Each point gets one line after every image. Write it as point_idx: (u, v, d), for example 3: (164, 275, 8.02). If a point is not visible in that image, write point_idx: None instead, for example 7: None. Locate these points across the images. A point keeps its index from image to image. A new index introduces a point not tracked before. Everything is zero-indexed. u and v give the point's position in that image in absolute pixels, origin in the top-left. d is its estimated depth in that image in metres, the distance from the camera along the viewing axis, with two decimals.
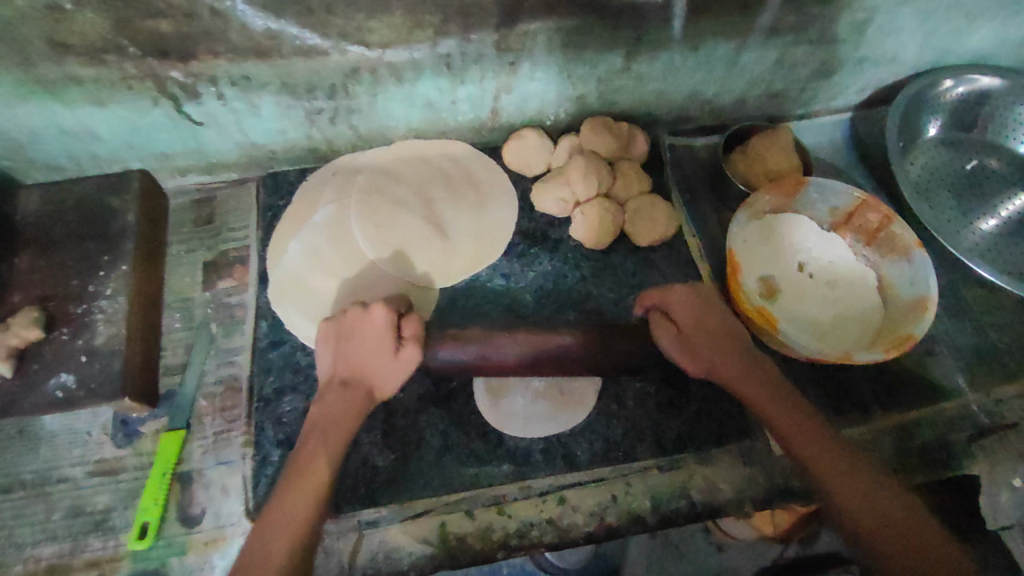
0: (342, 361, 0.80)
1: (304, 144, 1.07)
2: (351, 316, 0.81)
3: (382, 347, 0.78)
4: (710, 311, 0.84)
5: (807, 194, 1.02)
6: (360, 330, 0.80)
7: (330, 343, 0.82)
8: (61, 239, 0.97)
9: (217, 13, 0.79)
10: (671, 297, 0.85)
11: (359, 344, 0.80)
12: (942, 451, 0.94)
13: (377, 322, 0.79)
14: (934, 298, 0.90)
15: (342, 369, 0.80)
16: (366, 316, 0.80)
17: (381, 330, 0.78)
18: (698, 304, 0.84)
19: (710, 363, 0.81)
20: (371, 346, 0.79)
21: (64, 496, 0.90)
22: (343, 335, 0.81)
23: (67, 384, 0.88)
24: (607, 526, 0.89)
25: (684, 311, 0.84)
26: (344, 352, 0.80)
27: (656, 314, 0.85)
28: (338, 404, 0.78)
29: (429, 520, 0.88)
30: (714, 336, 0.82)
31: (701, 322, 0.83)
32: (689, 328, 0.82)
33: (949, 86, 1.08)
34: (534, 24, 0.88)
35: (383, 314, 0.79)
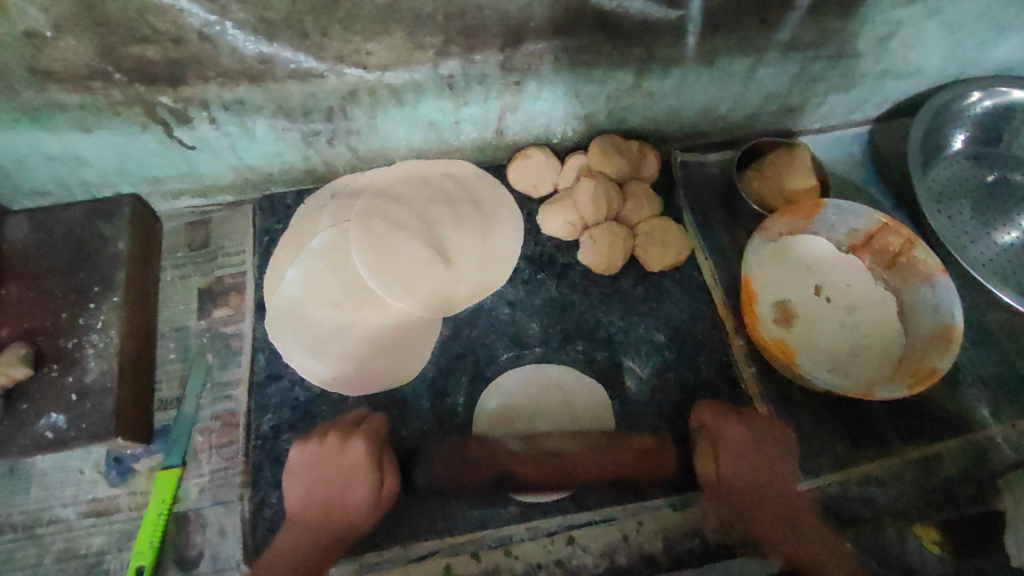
0: (314, 494, 0.81)
1: (300, 167, 1.03)
2: (327, 447, 0.83)
3: (360, 483, 0.81)
4: (757, 446, 0.83)
5: (824, 217, 0.96)
6: (335, 466, 0.82)
7: (302, 477, 0.82)
8: (48, 270, 0.93)
9: (206, 38, 0.75)
10: (725, 430, 0.83)
11: (339, 484, 0.81)
12: (964, 484, 0.90)
13: (355, 456, 0.82)
14: (960, 330, 0.86)
15: (316, 502, 0.81)
16: (343, 448, 0.82)
17: (361, 462, 0.82)
18: (748, 438, 0.83)
19: (741, 493, 0.81)
20: (343, 484, 0.81)
21: (56, 538, 0.88)
22: (318, 469, 0.82)
23: (57, 423, 0.85)
24: (616, 568, 0.86)
25: (735, 439, 0.83)
26: (319, 488, 0.81)
27: (704, 442, 0.84)
28: (318, 540, 0.78)
29: (434, 562, 0.85)
30: (756, 470, 0.82)
31: (743, 461, 0.82)
32: (729, 463, 0.82)
33: (976, 98, 1.03)
34: (540, 43, 0.84)
35: (362, 449, 0.82)
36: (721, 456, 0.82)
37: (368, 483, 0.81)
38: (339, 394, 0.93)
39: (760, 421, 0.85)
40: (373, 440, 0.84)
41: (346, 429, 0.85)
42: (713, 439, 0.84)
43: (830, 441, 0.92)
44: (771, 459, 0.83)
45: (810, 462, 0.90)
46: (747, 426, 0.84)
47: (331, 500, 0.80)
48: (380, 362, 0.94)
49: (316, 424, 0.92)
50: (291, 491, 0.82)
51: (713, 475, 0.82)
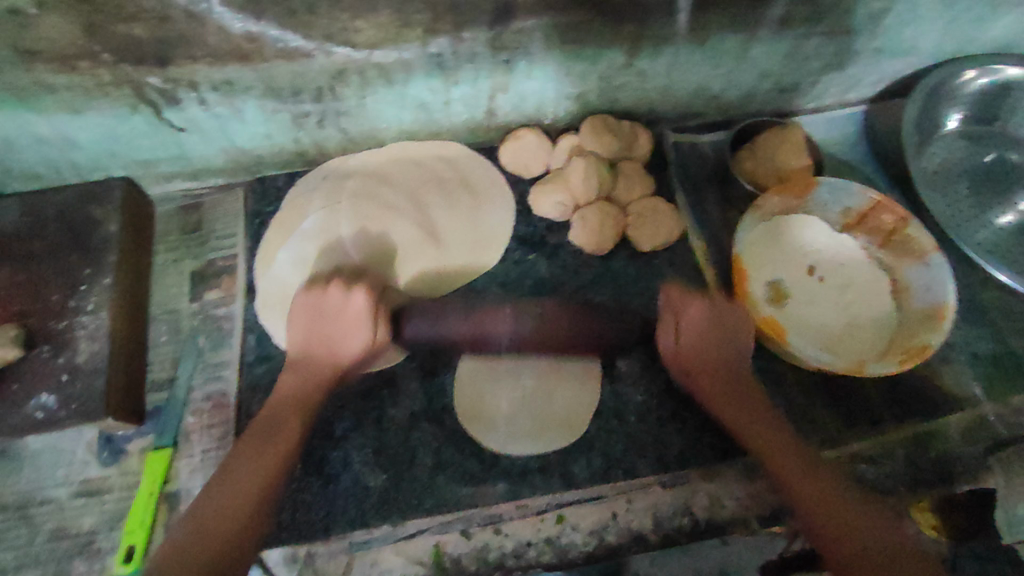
0: (313, 342, 0.79)
1: (291, 148, 1.02)
2: (330, 297, 0.79)
3: (357, 332, 0.78)
4: (717, 320, 0.84)
5: (818, 196, 0.96)
6: (336, 312, 0.79)
7: (304, 315, 0.80)
8: (39, 252, 0.93)
9: (192, 16, 0.74)
10: (688, 306, 0.84)
11: (333, 332, 0.78)
12: (956, 464, 0.90)
13: (356, 310, 0.78)
14: (954, 306, 0.85)
15: (316, 348, 0.80)
16: (344, 300, 0.78)
17: (360, 319, 0.78)
18: (710, 316, 0.83)
19: (700, 361, 0.83)
20: (343, 325, 0.78)
21: (48, 518, 0.88)
22: (319, 312, 0.79)
23: (47, 404, 0.85)
24: (606, 546, 0.86)
25: (695, 317, 0.84)
26: (318, 334, 0.79)
27: (667, 316, 0.84)
28: (312, 383, 0.80)
29: (425, 540, 0.86)
30: (711, 345, 0.83)
31: (704, 330, 0.83)
32: (692, 339, 0.83)
33: (972, 76, 1.01)
34: (530, 21, 0.83)
35: (365, 303, 0.78)
36: (682, 327, 0.84)
37: (365, 334, 0.78)
38: None
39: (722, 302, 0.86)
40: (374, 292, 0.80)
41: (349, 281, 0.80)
42: (675, 313, 0.84)
43: (822, 420, 0.91)
44: (732, 338, 0.84)
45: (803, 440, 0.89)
46: (711, 304, 0.84)
47: (331, 349, 0.79)
48: None
49: None
50: (292, 335, 0.81)
51: (671, 342, 0.84)
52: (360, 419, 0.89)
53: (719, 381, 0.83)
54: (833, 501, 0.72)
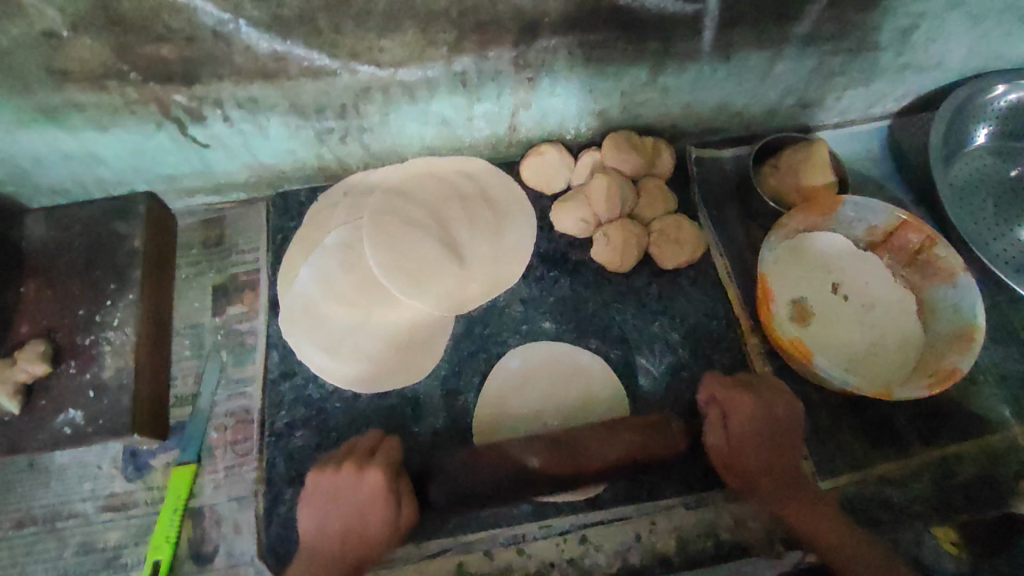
0: (328, 528, 0.80)
1: (314, 164, 1.03)
2: (342, 478, 0.81)
3: (381, 511, 0.79)
4: (768, 420, 0.83)
5: (841, 214, 0.94)
6: (348, 499, 0.80)
7: (317, 504, 0.81)
8: (66, 267, 0.94)
9: (220, 36, 0.75)
10: (736, 404, 0.83)
11: (346, 512, 0.80)
12: (985, 487, 0.88)
13: (372, 488, 0.80)
14: (983, 328, 0.84)
15: (334, 537, 0.80)
16: (361, 478, 0.80)
17: (378, 497, 0.79)
18: (756, 411, 0.82)
19: (750, 467, 0.82)
20: (358, 513, 0.79)
21: (75, 531, 0.89)
22: (330, 493, 0.81)
23: (75, 419, 0.86)
24: (629, 567, 0.86)
25: (743, 413, 0.83)
26: (338, 520, 0.80)
27: (714, 413, 0.84)
28: (336, 560, 0.78)
29: (448, 559, 0.86)
30: (764, 449, 0.82)
31: (754, 427, 0.82)
32: (744, 437, 0.82)
33: (1001, 92, 1.00)
34: (554, 39, 0.83)
35: (377, 477, 0.80)
36: (730, 422, 0.83)
37: (386, 513, 0.79)
38: (352, 389, 0.93)
39: (770, 391, 0.84)
40: (387, 472, 0.81)
41: (361, 460, 0.82)
42: (721, 414, 0.84)
43: (847, 440, 0.91)
44: (783, 430, 0.83)
45: (826, 462, 0.89)
46: (758, 399, 0.83)
47: (352, 528, 0.79)
48: (395, 360, 0.94)
49: (330, 423, 0.92)
50: (307, 521, 0.81)
51: (720, 443, 0.83)
52: None
53: (777, 492, 0.82)
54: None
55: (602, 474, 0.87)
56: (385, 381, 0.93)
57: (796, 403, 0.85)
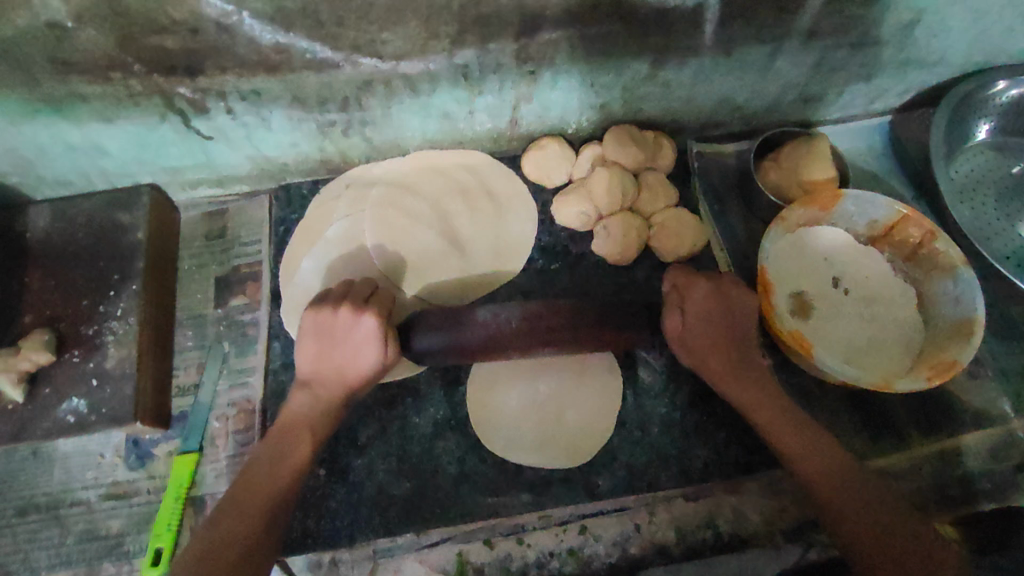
0: (324, 362, 0.79)
1: (316, 157, 1.03)
2: (340, 319, 0.77)
3: (369, 349, 0.77)
4: (725, 302, 0.82)
5: (843, 208, 0.95)
6: (347, 335, 0.77)
7: (317, 336, 0.78)
8: (70, 257, 0.94)
9: (223, 28, 0.75)
10: (693, 287, 0.83)
11: (342, 351, 0.78)
12: (983, 481, 0.89)
13: (366, 330, 0.76)
14: (983, 322, 0.84)
15: (326, 372, 0.79)
16: (358, 318, 0.77)
17: (369, 341, 0.76)
18: (712, 294, 0.82)
19: (708, 343, 0.81)
20: (353, 351, 0.77)
21: (78, 519, 0.90)
22: (329, 329, 0.78)
23: (78, 408, 0.86)
24: (629, 557, 0.87)
25: (698, 297, 0.82)
26: (323, 374, 0.79)
27: (673, 295, 0.83)
28: (316, 422, 0.79)
29: (450, 548, 0.88)
30: (722, 328, 0.82)
31: (710, 309, 0.81)
32: (701, 318, 0.81)
33: (1004, 87, 1.00)
34: (556, 33, 0.83)
35: (374, 325, 0.76)
36: (688, 306, 0.82)
37: (375, 352, 0.77)
38: None
39: (727, 282, 0.84)
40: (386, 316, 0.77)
41: (358, 302, 0.78)
42: (680, 299, 0.82)
43: (847, 434, 0.91)
44: (738, 316, 0.83)
45: None
46: (715, 285, 0.83)
47: (342, 368, 0.78)
48: None
49: None
50: (303, 355, 0.80)
51: (680, 327, 0.81)
52: (383, 428, 0.90)
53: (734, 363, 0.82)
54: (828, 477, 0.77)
55: (590, 444, 0.88)
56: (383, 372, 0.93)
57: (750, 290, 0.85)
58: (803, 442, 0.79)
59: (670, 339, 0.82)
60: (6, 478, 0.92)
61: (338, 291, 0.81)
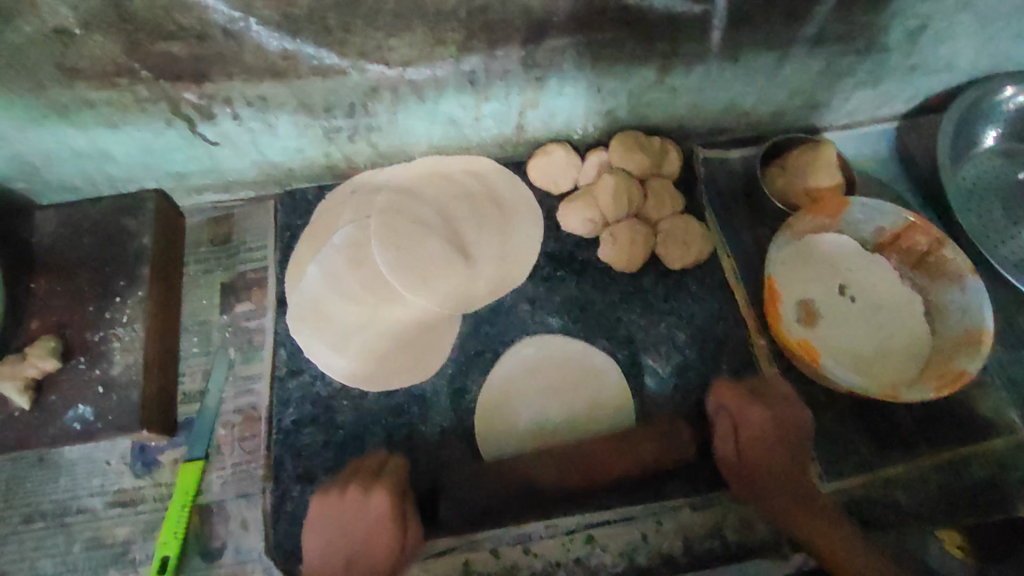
0: (335, 541, 0.80)
1: (322, 162, 1.03)
2: (349, 500, 0.81)
3: (385, 538, 0.79)
4: (779, 428, 0.84)
5: (850, 216, 0.94)
6: (355, 517, 0.80)
7: (322, 530, 0.81)
8: (75, 263, 0.94)
9: (230, 34, 0.75)
10: (746, 412, 0.85)
11: (356, 527, 0.80)
12: (994, 491, 0.88)
13: (378, 511, 0.80)
14: (990, 332, 0.84)
15: (339, 560, 0.80)
16: (366, 500, 0.81)
17: (382, 517, 0.80)
18: (770, 422, 0.84)
19: (759, 469, 0.83)
20: (366, 534, 0.80)
21: (84, 527, 0.90)
22: (334, 525, 0.80)
23: (84, 416, 0.86)
24: (636, 567, 0.86)
25: (754, 422, 0.85)
26: (340, 541, 0.80)
27: (722, 419, 0.86)
28: (346, 567, 0.79)
29: (454, 557, 0.86)
30: (776, 456, 0.83)
31: (763, 433, 0.84)
32: (750, 442, 0.84)
33: (1009, 94, 1.01)
34: (562, 39, 0.83)
35: (386, 501, 0.80)
36: (741, 432, 0.85)
37: (393, 533, 0.79)
38: (359, 388, 0.93)
39: (781, 400, 0.86)
40: (394, 493, 0.82)
41: (368, 480, 0.83)
42: (732, 422, 0.86)
43: (854, 443, 0.90)
44: (795, 440, 0.84)
45: (834, 466, 0.89)
46: (772, 411, 0.85)
47: (355, 551, 0.79)
48: (399, 357, 0.94)
49: (338, 420, 0.93)
50: (313, 545, 0.81)
51: (730, 452, 0.85)
52: None
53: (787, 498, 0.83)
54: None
55: (605, 477, 0.87)
56: (388, 378, 0.93)
57: (804, 410, 0.85)
58: None
59: (723, 466, 0.86)
60: (12, 485, 0.92)
61: (346, 473, 0.85)
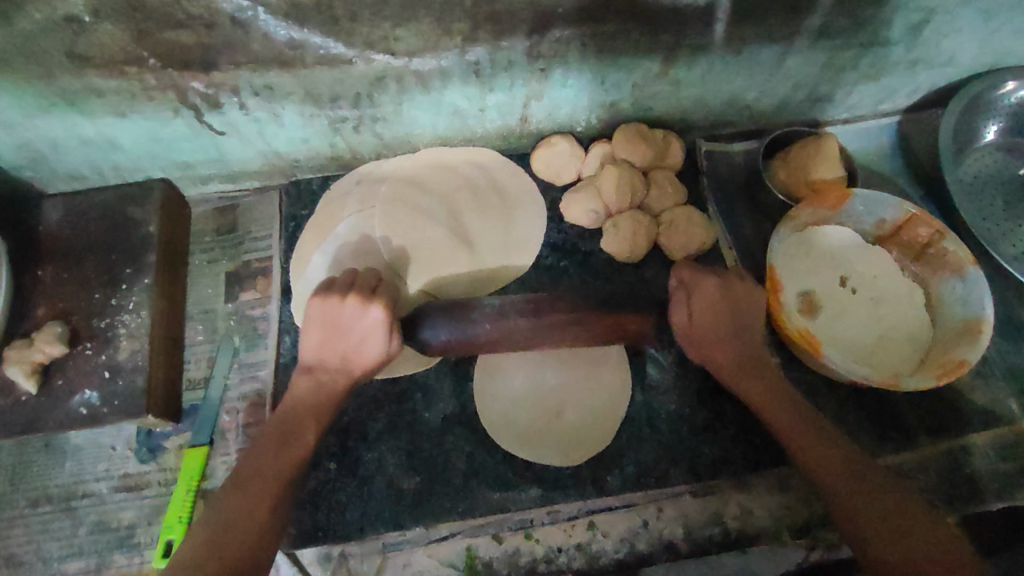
0: (330, 348, 0.79)
1: (327, 153, 1.04)
2: (348, 308, 0.78)
3: (378, 339, 0.78)
4: (731, 299, 0.83)
5: (852, 208, 0.95)
6: (353, 324, 0.78)
7: (322, 325, 0.79)
8: (83, 251, 0.95)
9: (238, 23, 0.76)
10: (701, 283, 0.82)
11: (349, 338, 0.78)
12: (990, 481, 0.90)
13: (374, 321, 0.77)
14: (990, 322, 0.85)
15: (332, 355, 0.80)
16: (360, 313, 0.77)
17: (377, 330, 0.77)
18: (723, 296, 0.82)
19: (715, 342, 0.82)
20: (361, 339, 0.78)
21: (89, 511, 0.91)
22: (335, 326, 0.78)
23: (91, 400, 0.87)
24: (636, 552, 0.88)
25: (708, 298, 0.82)
26: (339, 340, 0.79)
27: (680, 292, 0.82)
28: (311, 409, 0.79)
29: (458, 542, 0.89)
30: (727, 327, 0.82)
31: (717, 302, 0.82)
32: (709, 314, 0.81)
33: (1012, 87, 1.00)
34: (567, 31, 0.84)
35: (382, 318, 0.77)
36: (695, 301, 0.82)
37: (383, 342, 0.78)
38: None
39: (736, 278, 0.85)
40: (392, 307, 0.79)
41: (366, 293, 0.79)
42: (687, 293, 0.82)
43: (855, 432, 0.91)
44: (744, 312, 0.83)
45: None
46: (722, 284, 0.83)
47: (348, 352, 0.79)
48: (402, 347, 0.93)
49: None
50: (308, 340, 0.80)
51: (686, 321, 0.82)
52: (393, 423, 0.91)
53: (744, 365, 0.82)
54: (834, 463, 0.76)
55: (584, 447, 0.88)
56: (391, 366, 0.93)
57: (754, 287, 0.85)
58: (826, 446, 0.78)
59: (676, 334, 0.83)
60: (18, 469, 0.92)
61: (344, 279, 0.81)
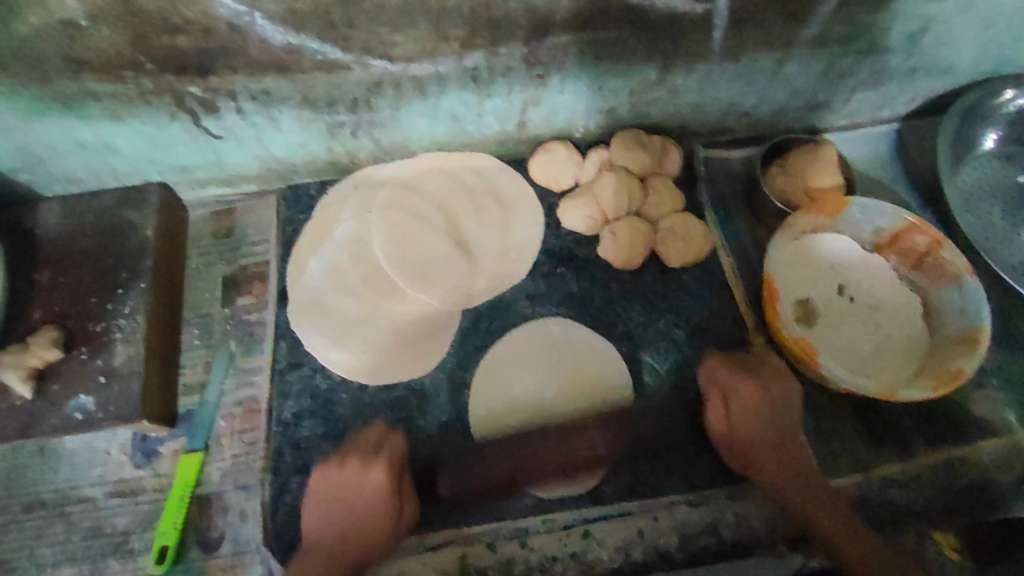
0: (334, 514, 0.82)
1: (325, 157, 1.04)
2: (348, 471, 0.83)
3: (382, 505, 0.81)
4: (772, 403, 0.84)
5: (848, 216, 0.94)
6: (353, 491, 0.82)
7: (320, 499, 0.84)
8: (79, 255, 0.95)
9: (235, 28, 0.76)
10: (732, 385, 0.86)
11: (357, 491, 0.82)
12: (983, 492, 0.88)
13: (376, 484, 0.82)
14: (987, 331, 0.84)
15: (336, 526, 0.82)
16: (364, 475, 0.83)
17: (381, 494, 0.81)
18: (758, 394, 0.84)
19: (753, 443, 0.83)
20: (361, 505, 0.82)
21: (84, 516, 0.90)
22: (335, 488, 0.83)
23: (85, 405, 0.87)
24: (632, 562, 0.86)
25: (743, 395, 0.85)
26: (339, 508, 0.83)
27: (714, 395, 0.87)
28: (338, 536, 0.81)
29: (450, 551, 0.86)
30: (762, 421, 0.83)
31: (755, 416, 0.84)
32: (742, 419, 0.84)
33: (1010, 96, 1.01)
34: (565, 37, 0.83)
35: (384, 478, 0.82)
36: (731, 404, 0.85)
37: (388, 509, 0.81)
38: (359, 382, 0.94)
39: (770, 372, 0.87)
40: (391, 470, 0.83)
41: (368, 454, 0.85)
42: (723, 394, 0.86)
43: (849, 440, 0.91)
44: (785, 417, 0.84)
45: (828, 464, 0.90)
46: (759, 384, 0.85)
47: (353, 515, 0.82)
48: (401, 351, 0.95)
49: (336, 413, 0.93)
50: (309, 515, 0.84)
51: (723, 426, 0.85)
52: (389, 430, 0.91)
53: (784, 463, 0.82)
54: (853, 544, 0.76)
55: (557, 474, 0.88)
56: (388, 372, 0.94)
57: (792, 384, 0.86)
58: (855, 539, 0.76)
59: (716, 437, 0.86)
60: (13, 475, 0.92)
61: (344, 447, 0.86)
